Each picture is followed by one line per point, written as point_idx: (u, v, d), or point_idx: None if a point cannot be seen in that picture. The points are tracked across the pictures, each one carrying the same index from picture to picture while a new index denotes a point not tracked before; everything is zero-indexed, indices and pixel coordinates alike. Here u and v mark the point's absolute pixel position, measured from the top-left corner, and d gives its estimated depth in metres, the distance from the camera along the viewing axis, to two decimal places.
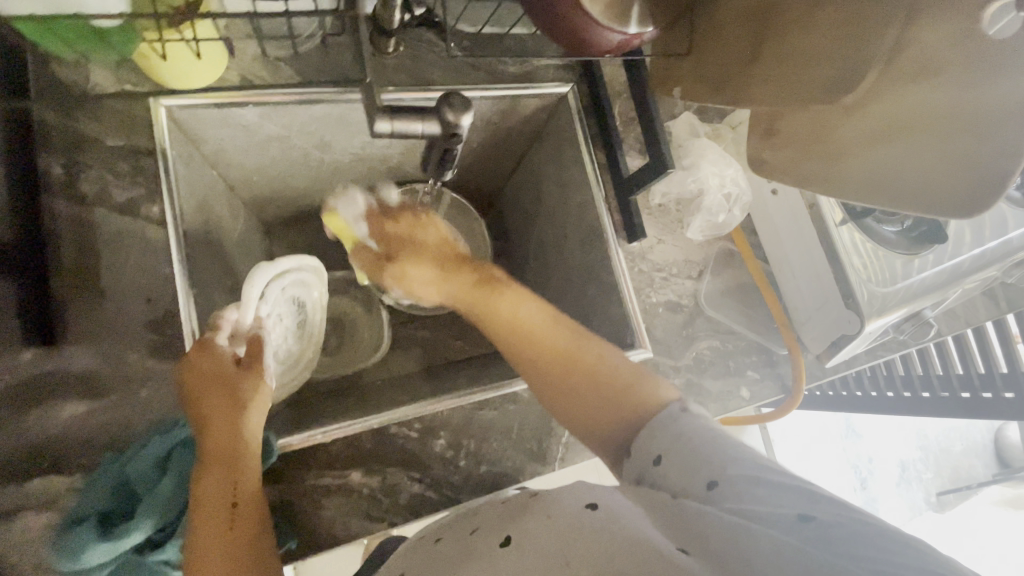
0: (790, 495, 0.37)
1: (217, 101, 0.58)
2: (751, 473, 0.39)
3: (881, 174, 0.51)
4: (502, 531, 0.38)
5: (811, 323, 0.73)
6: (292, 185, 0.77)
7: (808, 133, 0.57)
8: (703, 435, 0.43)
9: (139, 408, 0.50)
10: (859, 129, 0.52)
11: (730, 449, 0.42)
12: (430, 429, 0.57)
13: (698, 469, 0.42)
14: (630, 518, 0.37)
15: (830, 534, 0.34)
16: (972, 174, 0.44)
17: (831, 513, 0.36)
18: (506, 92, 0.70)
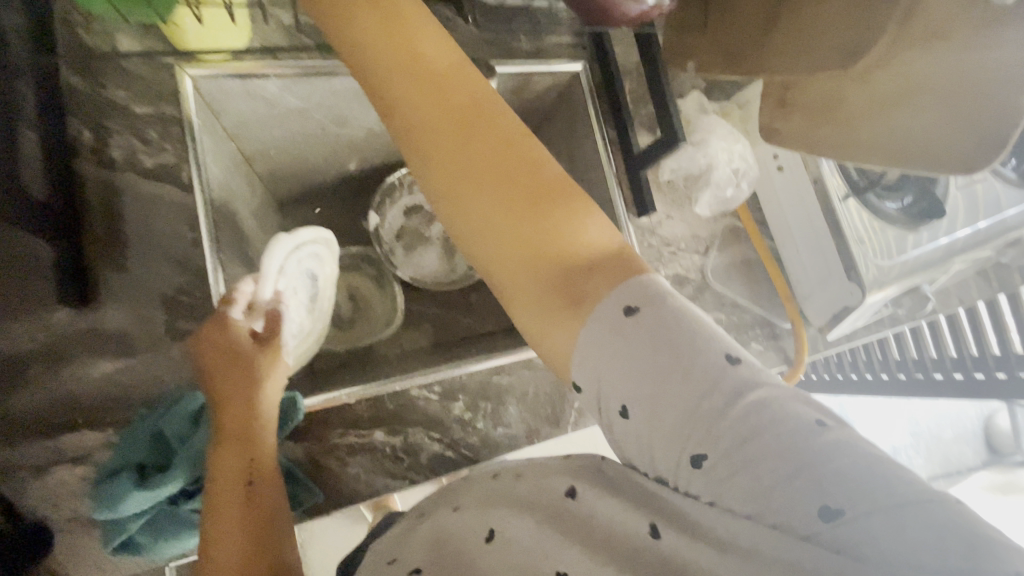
0: (808, 471, 0.28)
1: (240, 72, 0.59)
2: (749, 439, 0.30)
3: (893, 137, 0.51)
4: (486, 524, 0.38)
5: (814, 297, 0.75)
6: (309, 159, 0.79)
7: (819, 103, 0.56)
8: (689, 369, 0.32)
9: (169, 367, 0.52)
10: (867, 95, 0.51)
11: (723, 403, 0.31)
12: (449, 393, 0.60)
13: (670, 420, 0.32)
14: (607, 503, 0.36)
15: (852, 522, 0.27)
16: (979, 135, 0.45)
17: (863, 493, 0.27)
18: (520, 67, 0.71)
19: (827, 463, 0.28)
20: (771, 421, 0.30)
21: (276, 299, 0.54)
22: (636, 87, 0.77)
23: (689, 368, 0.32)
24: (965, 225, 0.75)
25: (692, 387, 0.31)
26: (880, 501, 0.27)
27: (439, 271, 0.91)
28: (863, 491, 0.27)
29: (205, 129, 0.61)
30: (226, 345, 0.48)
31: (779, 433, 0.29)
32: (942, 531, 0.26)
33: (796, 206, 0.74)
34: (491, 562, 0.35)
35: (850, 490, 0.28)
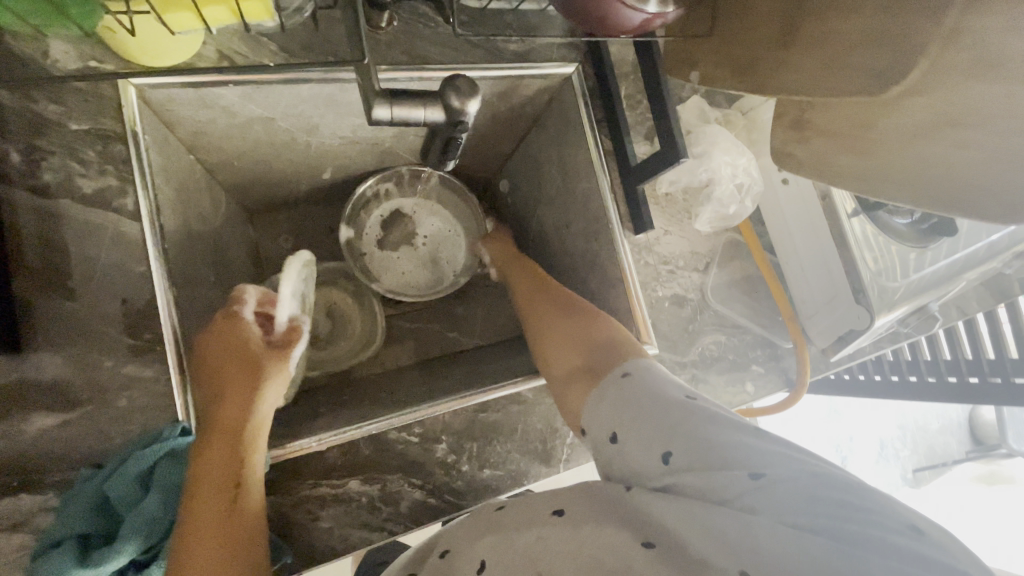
0: (732, 453, 0.38)
1: (195, 82, 0.53)
2: (674, 419, 0.41)
3: (927, 167, 0.51)
4: (474, 559, 0.39)
5: (818, 317, 0.71)
6: (280, 171, 0.73)
7: (843, 126, 0.54)
8: (650, 394, 0.44)
9: (117, 420, 0.46)
10: (898, 122, 0.49)
11: (674, 409, 0.41)
12: (431, 434, 0.56)
13: (643, 426, 0.42)
14: (594, 520, 0.39)
15: (781, 498, 0.35)
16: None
17: (788, 470, 0.37)
18: (506, 72, 0.65)
19: (735, 440, 0.38)
20: (689, 411, 0.41)
21: (294, 322, 0.60)
22: (633, 93, 0.71)
23: (649, 389, 0.44)
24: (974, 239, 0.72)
25: (658, 407, 0.42)
26: (803, 482, 0.36)
27: (417, 283, 0.83)
28: (809, 475, 0.36)
29: (156, 147, 0.54)
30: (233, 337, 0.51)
31: (696, 420, 0.40)
32: (864, 496, 0.35)
33: (803, 224, 0.69)
34: None
35: (764, 462, 0.37)
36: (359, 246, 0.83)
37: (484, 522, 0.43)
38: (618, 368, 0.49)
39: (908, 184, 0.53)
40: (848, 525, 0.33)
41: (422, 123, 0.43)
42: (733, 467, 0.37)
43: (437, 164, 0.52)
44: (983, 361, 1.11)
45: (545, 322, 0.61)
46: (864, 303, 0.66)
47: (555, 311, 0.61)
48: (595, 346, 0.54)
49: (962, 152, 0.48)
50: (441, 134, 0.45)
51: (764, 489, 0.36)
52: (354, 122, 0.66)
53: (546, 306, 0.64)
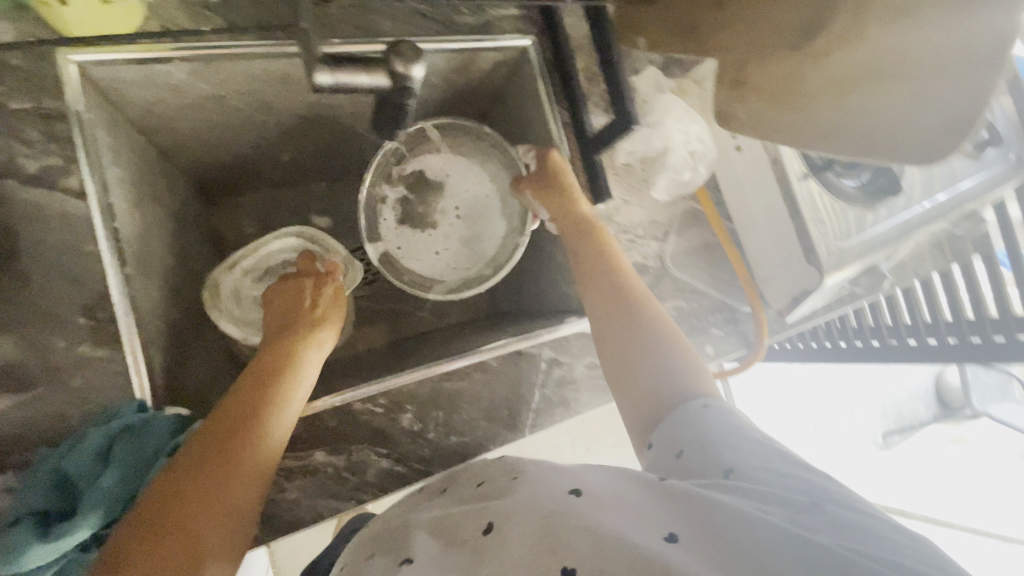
0: (794, 484, 0.40)
1: (142, 57, 0.52)
2: (740, 447, 0.44)
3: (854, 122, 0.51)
4: (484, 519, 0.39)
5: (774, 280, 0.74)
6: (237, 152, 0.72)
7: (775, 86, 0.54)
8: (723, 424, 0.46)
9: (74, 399, 0.46)
10: (826, 77, 0.51)
11: (747, 442, 0.44)
12: (396, 404, 0.57)
13: (716, 447, 0.45)
14: (612, 504, 0.38)
15: (825, 524, 0.36)
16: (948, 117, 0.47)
17: (843, 510, 0.37)
18: (461, 45, 0.65)
19: (801, 478, 0.41)
20: (762, 455, 0.43)
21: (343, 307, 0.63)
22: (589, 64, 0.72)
23: (725, 419, 0.47)
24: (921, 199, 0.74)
25: (724, 428, 0.46)
26: (853, 519, 0.37)
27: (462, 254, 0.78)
28: (869, 521, 0.37)
29: (103, 126, 0.54)
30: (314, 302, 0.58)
31: (761, 456, 0.43)
32: (921, 551, 0.35)
33: (757, 188, 0.70)
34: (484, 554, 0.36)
35: (824, 498, 0.39)
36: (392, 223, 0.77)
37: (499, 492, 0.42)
38: (697, 397, 0.50)
39: (845, 135, 0.51)
40: (892, 555, 0.34)
41: (366, 89, 0.43)
42: (788, 489, 0.39)
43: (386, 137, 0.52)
44: (940, 324, 1.11)
45: (620, 317, 0.57)
46: (814, 262, 0.67)
47: (626, 312, 0.57)
48: (670, 375, 0.52)
49: (889, 92, 0.49)
50: (379, 101, 0.45)
51: (812, 512, 0.37)
52: (309, 99, 0.65)
53: (617, 293, 0.59)
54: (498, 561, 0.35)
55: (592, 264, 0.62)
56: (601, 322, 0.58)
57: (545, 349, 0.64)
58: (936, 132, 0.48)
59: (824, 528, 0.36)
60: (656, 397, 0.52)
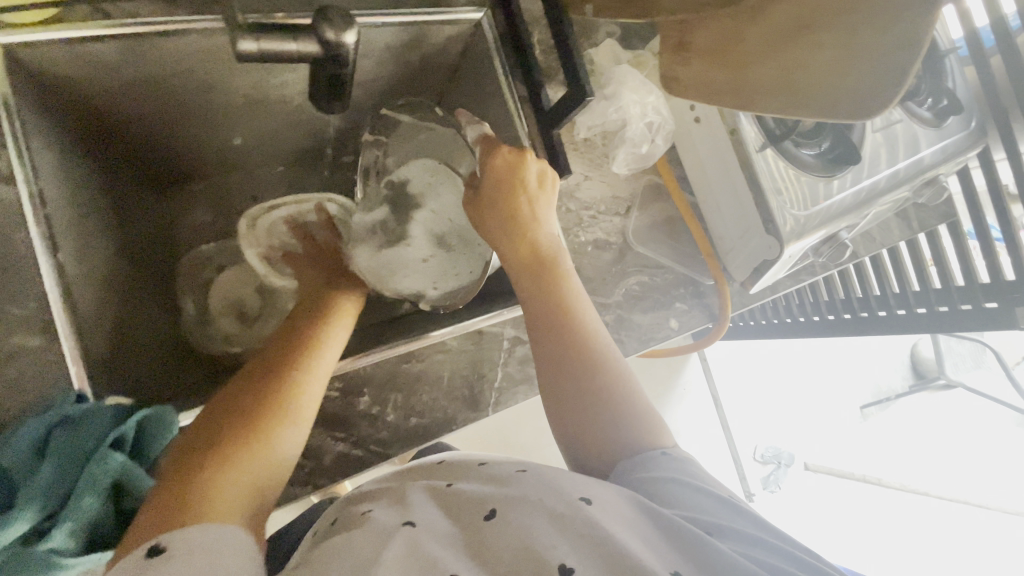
0: (770, 551, 0.42)
1: (67, 37, 0.50)
2: (717, 508, 0.46)
3: (788, 75, 0.51)
4: (486, 506, 0.43)
5: (735, 252, 0.74)
6: (186, 138, 0.69)
7: (715, 43, 0.54)
8: (698, 482, 0.48)
9: (8, 392, 0.45)
10: (760, 32, 0.51)
11: (722, 504, 0.47)
12: (352, 388, 0.56)
13: (695, 502, 0.46)
14: (621, 523, 0.41)
15: None
16: (877, 68, 0.47)
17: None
18: (411, 19, 0.63)
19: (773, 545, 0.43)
20: (735, 515, 0.46)
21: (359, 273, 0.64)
22: (545, 37, 0.71)
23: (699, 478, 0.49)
24: (884, 168, 0.75)
25: (703, 487, 0.48)
26: None
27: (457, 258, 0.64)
28: None
29: (33, 111, 0.51)
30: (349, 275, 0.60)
31: (734, 516, 0.46)
32: None
33: (714, 159, 0.70)
34: (496, 538, 0.40)
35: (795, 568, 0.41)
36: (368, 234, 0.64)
37: (498, 490, 0.45)
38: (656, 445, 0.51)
39: (784, 87, 0.51)
40: None
41: (296, 59, 0.42)
42: (766, 554, 0.42)
43: (330, 106, 0.51)
44: (909, 294, 1.12)
45: (562, 360, 0.53)
46: (773, 233, 0.67)
47: (568, 355, 0.53)
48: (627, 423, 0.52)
49: (826, 49, 0.49)
50: (310, 69, 0.45)
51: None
52: (254, 78, 0.63)
53: (557, 334, 0.54)
54: (503, 543, 0.40)
55: (538, 300, 0.55)
56: (552, 369, 0.53)
57: (507, 328, 0.64)
58: (883, 77, 0.47)
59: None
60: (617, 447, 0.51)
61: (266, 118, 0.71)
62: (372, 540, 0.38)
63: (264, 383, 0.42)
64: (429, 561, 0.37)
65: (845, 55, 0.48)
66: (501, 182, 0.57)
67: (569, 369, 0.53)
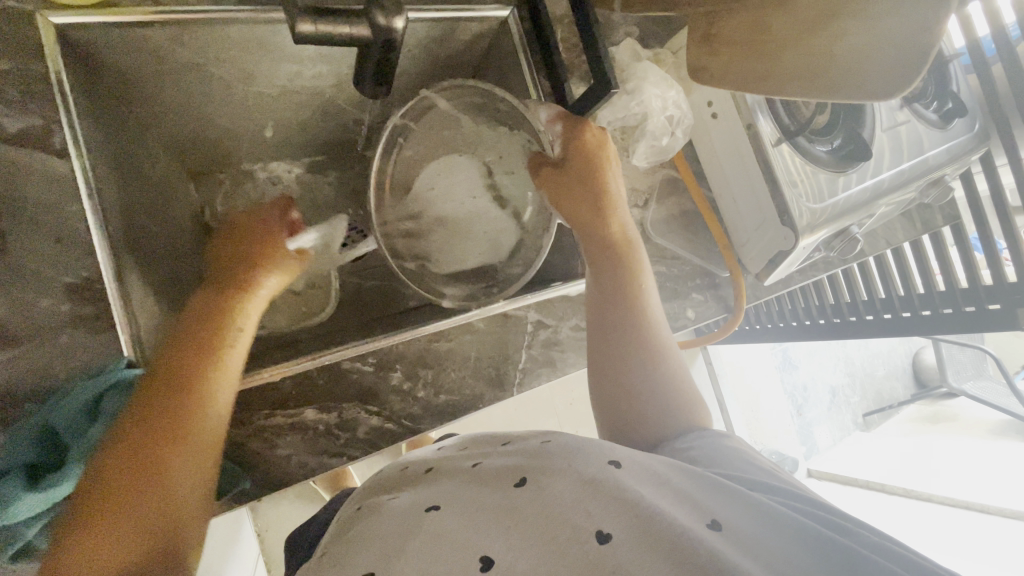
0: (799, 497, 0.44)
1: (115, 20, 0.51)
2: (742, 470, 0.48)
3: (816, 62, 0.53)
4: (518, 474, 0.43)
5: (750, 244, 0.76)
6: (220, 127, 0.72)
7: (743, 34, 0.57)
8: (717, 446, 0.50)
9: (61, 356, 0.47)
10: (791, 20, 0.53)
11: (746, 465, 0.49)
12: (385, 363, 0.57)
13: (722, 469, 0.47)
14: (652, 484, 0.42)
15: (841, 530, 0.40)
16: (902, 48, 0.49)
17: (853, 523, 0.42)
18: (445, 14, 0.65)
19: (799, 494, 0.45)
20: (761, 476, 0.47)
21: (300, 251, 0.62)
22: (569, 34, 0.73)
23: (722, 445, 0.51)
24: (889, 166, 0.77)
25: (727, 453, 0.50)
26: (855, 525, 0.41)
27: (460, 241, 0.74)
28: (866, 527, 0.42)
29: (84, 92, 0.53)
30: (261, 256, 0.56)
31: (758, 475, 0.47)
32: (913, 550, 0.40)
33: (731, 153, 0.72)
34: (525, 502, 0.40)
35: (825, 510, 0.43)
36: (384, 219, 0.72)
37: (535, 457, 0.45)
38: (692, 428, 0.54)
39: (810, 73, 0.54)
40: (899, 549, 0.39)
41: (349, 42, 0.44)
42: (797, 503, 0.43)
43: (374, 91, 0.53)
44: (913, 297, 1.13)
45: (633, 341, 0.57)
46: (789, 225, 0.69)
47: (634, 339, 0.57)
48: (667, 405, 0.55)
49: (849, 37, 0.52)
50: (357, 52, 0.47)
51: (825, 520, 0.41)
52: (290, 69, 0.66)
53: (627, 315, 0.58)
54: (541, 505, 0.39)
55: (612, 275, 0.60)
56: (608, 329, 0.58)
57: (532, 312, 0.65)
58: (906, 54, 0.49)
59: (840, 530, 0.40)
60: (651, 423, 0.54)
61: (297, 108, 0.74)
62: (402, 522, 0.39)
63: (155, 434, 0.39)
64: (457, 542, 0.36)
65: (863, 42, 0.51)
66: (594, 156, 0.66)
67: (637, 351, 0.56)
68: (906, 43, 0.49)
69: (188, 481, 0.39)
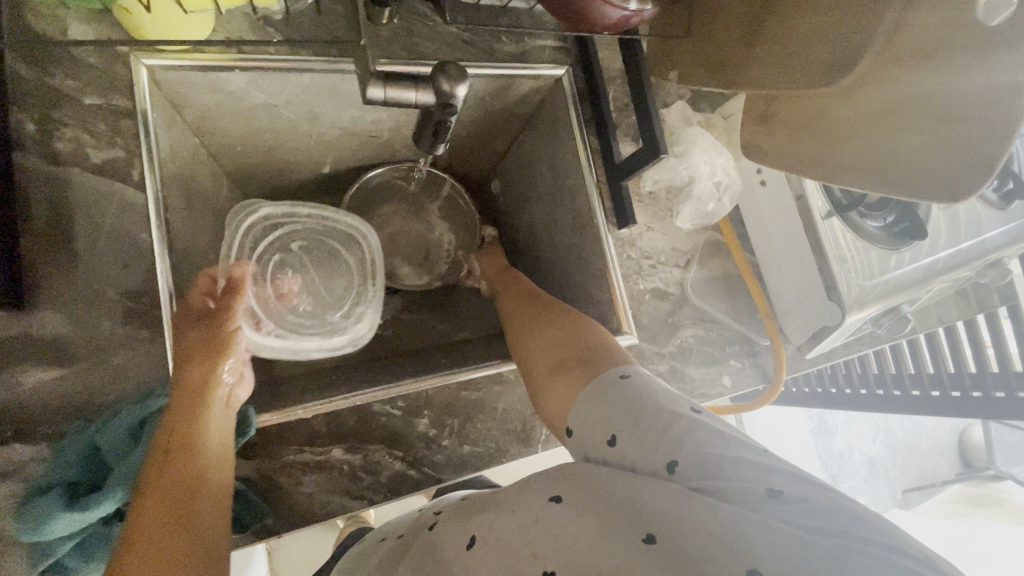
0: (744, 470, 0.38)
1: (204, 65, 0.55)
2: (676, 431, 0.41)
3: (872, 155, 0.55)
4: (467, 534, 0.44)
5: (794, 315, 0.74)
6: (278, 158, 0.75)
7: (804, 118, 0.59)
8: (646, 396, 0.44)
9: (112, 378, 0.49)
10: (851, 111, 0.56)
11: (679, 420, 0.42)
12: (413, 408, 0.58)
13: (642, 434, 0.42)
14: (592, 508, 0.41)
15: (791, 513, 0.36)
16: (972, 153, 0.48)
17: (798, 487, 0.37)
18: (500, 71, 0.67)
19: (745, 455, 0.39)
20: (699, 437, 0.41)
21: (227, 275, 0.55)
22: (621, 95, 0.74)
23: (650, 399, 0.44)
24: (945, 246, 0.74)
25: (656, 402, 0.44)
26: (809, 501, 0.36)
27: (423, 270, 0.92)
28: (826, 497, 0.36)
29: (164, 125, 0.57)
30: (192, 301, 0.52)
31: (702, 436, 0.41)
32: (861, 519, 0.35)
33: (778, 222, 0.71)
34: (479, 561, 0.41)
35: (775, 477, 0.38)
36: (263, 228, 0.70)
37: (485, 498, 0.48)
38: (616, 370, 0.48)
39: (864, 164, 0.56)
40: (847, 529, 0.34)
41: (414, 105, 0.47)
42: (739, 473, 0.38)
43: (427, 151, 0.54)
44: (965, 374, 1.08)
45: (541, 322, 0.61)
46: (835, 299, 0.68)
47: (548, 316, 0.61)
48: (583, 351, 0.53)
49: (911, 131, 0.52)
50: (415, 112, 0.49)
51: (773, 507, 0.36)
52: (353, 113, 0.69)
53: (532, 311, 0.64)
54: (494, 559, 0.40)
55: (515, 301, 0.69)
56: (525, 319, 0.63)
57: None
58: (968, 165, 0.49)
59: (781, 505, 0.36)
60: (575, 371, 0.51)
61: (351, 145, 0.77)
62: None
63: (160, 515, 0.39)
64: None
65: (927, 139, 0.51)
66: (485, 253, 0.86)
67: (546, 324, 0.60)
68: (969, 153, 0.48)
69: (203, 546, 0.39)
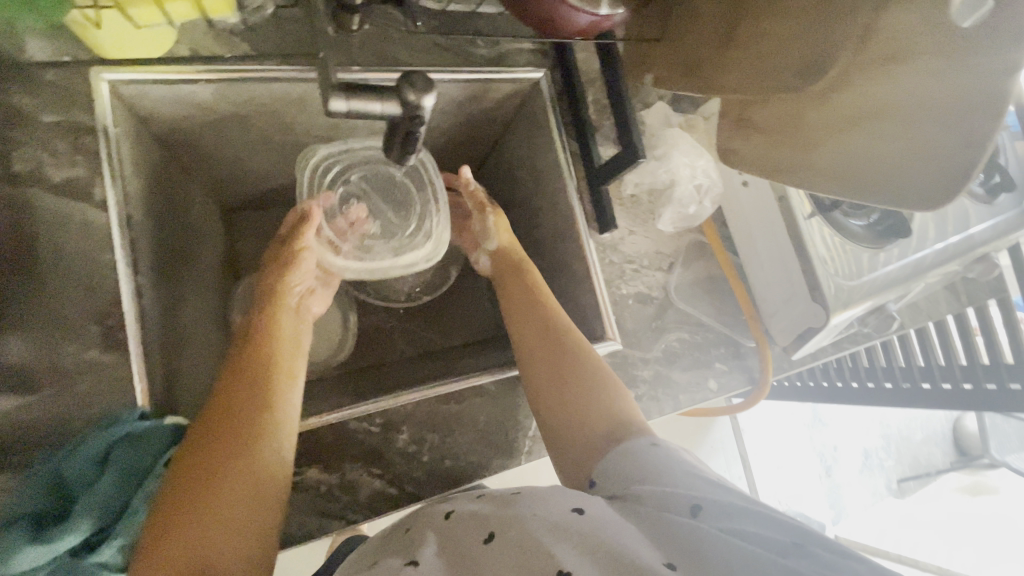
0: (770, 525, 0.39)
1: (168, 77, 0.54)
2: (703, 487, 0.43)
3: (848, 164, 0.55)
4: (486, 527, 0.41)
5: (779, 316, 0.73)
6: (253, 167, 0.74)
7: (780, 125, 0.58)
8: (676, 459, 0.46)
9: (78, 404, 0.48)
10: (825, 118, 0.54)
11: (706, 480, 0.44)
12: (392, 424, 0.57)
13: (671, 482, 0.44)
14: (614, 527, 0.40)
15: (813, 561, 0.36)
16: (945, 160, 0.48)
17: (819, 545, 0.38)
18: (476, 76, 0.66)
19: (769, 513, 0.40)
20: (717, 489, 0.43)
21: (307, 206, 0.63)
22: (600, 96, 0.73)
23: (679, 460, 0.46)
24: (930, 242, 0.74)
25: (684, 463, 0.46)
26: (829, 556, 0.37)
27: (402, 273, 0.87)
28: (849, 555, 0.37)
29: (130, 140, 0.55)
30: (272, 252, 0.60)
31: (725, 492, 0.42)
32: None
33: (762, 223, 0.70)
34: (493, 561, 0.38)
35: (800, 535, 0.39)
36: (325, 174, 0.69)
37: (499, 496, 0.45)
38: (645, 435, 0.49)
39: (840, 172, 0.55)
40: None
41: (380, 117, 0.45)
42: (762, 526, 0.39)
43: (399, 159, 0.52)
44: (955, 367, 1.06)
45: (539, 343, 0.59)
46: (820, 300, 0.67)
47: (547, 340, 0.59)
48: (590, 391, 0.54)
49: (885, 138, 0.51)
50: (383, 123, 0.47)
51: (797, 554, 0.37)
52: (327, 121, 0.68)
53: (527, 320, 0.61)
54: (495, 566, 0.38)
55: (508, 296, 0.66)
56: (523, 334, 0.61)
57: None
58: (944, 174, 0.48)
59: (805, 557, 0.37)
60: (588, 416, 0.52)
61: None
62: None
63: (216, 431, 0.43)
64: None
65: (903, 147, 0.50)
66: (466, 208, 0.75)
67: (544, 346, 0.58)
68: (945, 161, 0.48)
69: (259, 463, 0.42)
